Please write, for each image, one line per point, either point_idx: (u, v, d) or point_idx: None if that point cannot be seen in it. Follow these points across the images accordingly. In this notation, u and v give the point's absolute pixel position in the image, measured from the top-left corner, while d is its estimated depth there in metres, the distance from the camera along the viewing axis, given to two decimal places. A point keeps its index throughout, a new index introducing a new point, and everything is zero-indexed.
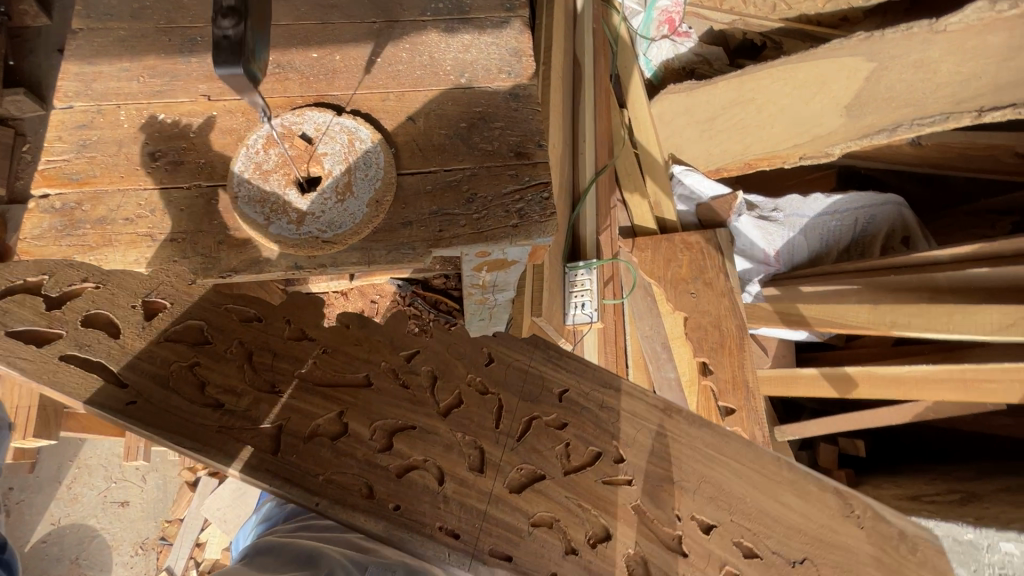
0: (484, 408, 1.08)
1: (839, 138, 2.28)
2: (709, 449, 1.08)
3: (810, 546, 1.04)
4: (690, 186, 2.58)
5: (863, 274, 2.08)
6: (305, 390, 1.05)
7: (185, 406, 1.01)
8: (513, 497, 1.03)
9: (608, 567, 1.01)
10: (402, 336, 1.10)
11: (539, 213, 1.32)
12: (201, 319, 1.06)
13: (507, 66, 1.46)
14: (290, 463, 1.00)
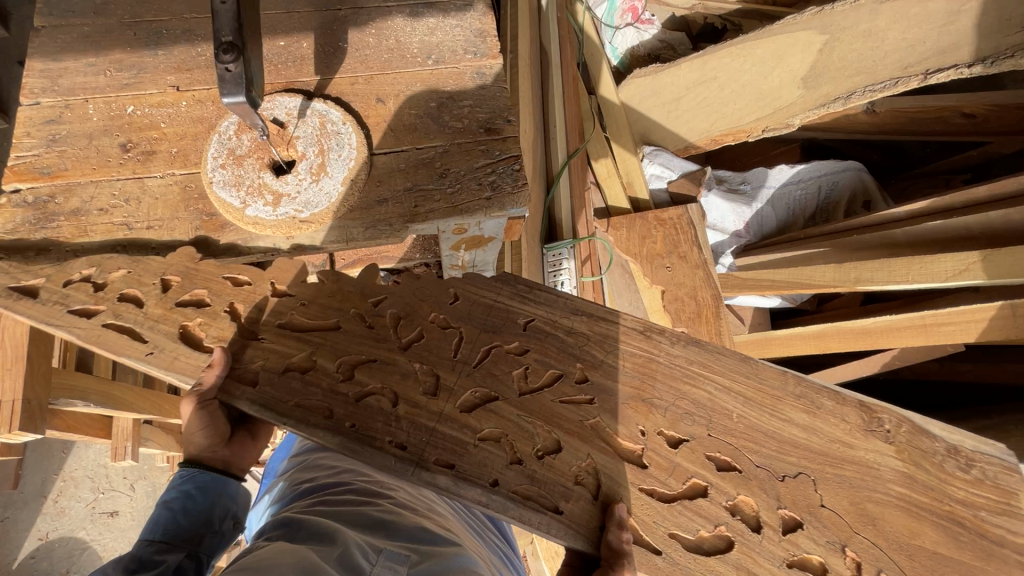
0: (442, 341, 1.22)
1: (799, 109, 2.33)
2: (693, 366, 1.22)
3: (797, 455, 1.16)
4: (661, 165, 2.63)
5: (828, 237, 2.15)
6: (291, 333, 1.21)
7: (188, 354, 1.18)
8: (464, 415, 1.16)
9: (554, 475, 1.13)
10: (370, 284, 1.25)
11: (511, 185, 1.36)
12: (190, 285, 1.22)
13: (472, 47, 1.50)
14: (265, 394, 1.16)
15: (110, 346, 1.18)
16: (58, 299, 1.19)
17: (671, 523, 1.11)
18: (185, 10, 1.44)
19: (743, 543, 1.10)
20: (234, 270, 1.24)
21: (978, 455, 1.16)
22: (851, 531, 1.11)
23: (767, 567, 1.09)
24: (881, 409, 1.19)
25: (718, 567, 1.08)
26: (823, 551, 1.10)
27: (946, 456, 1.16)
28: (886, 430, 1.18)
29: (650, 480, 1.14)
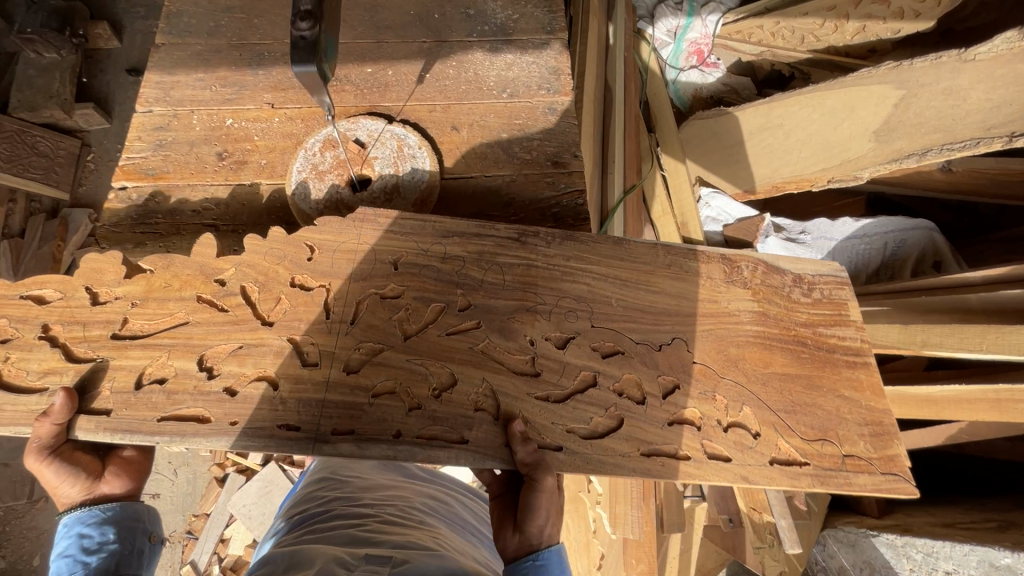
0: (312, 302, 1.19)
1: (869, 162, 2.23)
2: (570, 262, 1.25)
3: (669, 325, 1.24)
4: (718, 209, 2.63)
5: (893, 295, 2.06)
6: (134, 340, 1.15)
7: (14, 397, 1.12)
8: (353, 378, 1.15)
9: (452, 409, 1.15)
10: (208, 261, 1.21)
11: (573, 220, 1.41)
12: (1, 315, 1.16)
13: (546, 83, 1.56)
14: (128, 419, 1.11)
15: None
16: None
17: (570, 414, 1.16)
18: (286, 35, 1.57)
19: (630, 416, 1.17)
20: (36, 287, 1.18)
21: (822, 279, 1.32)
22: (721, 381, 1.22)
23: (654, 432, 1.17)
24: (738, 258, 1.31)
25: (614, 444, 1.15)
26: (699, 407, 1.20)
27: (792, 286, 1.31)
28: (744, 276, 1.30)
29: (544, 385, 1.18)
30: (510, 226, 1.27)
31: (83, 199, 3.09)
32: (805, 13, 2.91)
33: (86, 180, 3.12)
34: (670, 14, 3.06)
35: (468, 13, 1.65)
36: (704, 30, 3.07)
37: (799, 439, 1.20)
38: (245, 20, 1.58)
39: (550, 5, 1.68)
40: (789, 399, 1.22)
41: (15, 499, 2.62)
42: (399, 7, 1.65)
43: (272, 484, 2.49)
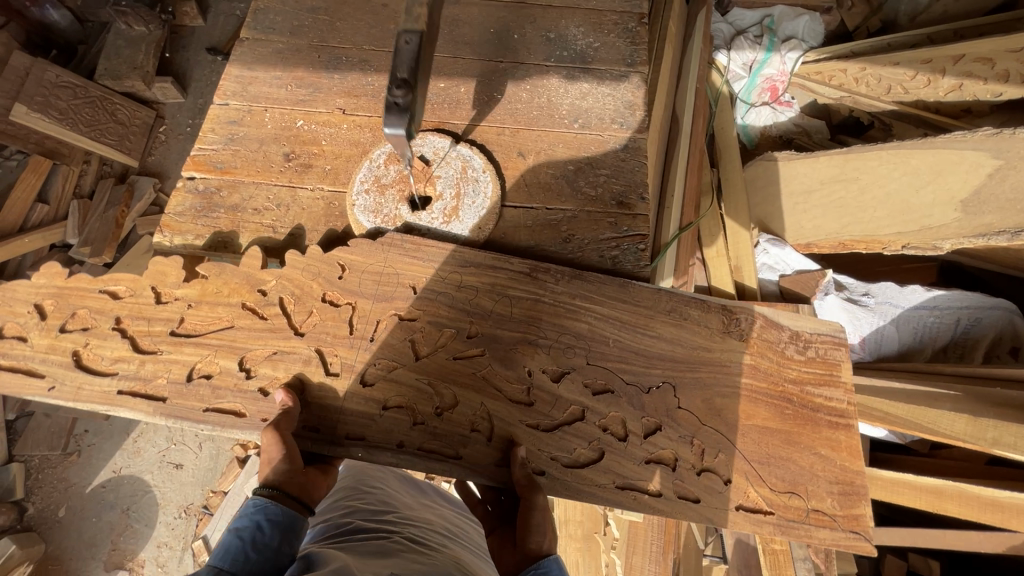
0: (337, 315, 1.29)
1: (952, 233, 2.08)
2: (578, 300, 1.29)
3: (661, 368, 1.29)
4: (775, 256, 2.48)
5: (962, 380, 1.92)
6: (188, 339, 1.30)
7: (89, 377, 1.29)
8: (367, 391, 1.27)
9: (452, 428, 1.25)
10: (256, 274, 1.31)
11: (632, 263, 1.35)
12: (70, 305, 1.32)
13: (620, 118, 1.51)
14: (177, 407, 1.27)
15: (14, 385, 1.29)
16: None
17: (556, 444, 1.25)
18: (365, 42, 1.57)
19: (611, 449, 1.25)
20: (108, 283, 1.33)
21: (816, 337, 1.33)
22: (699, 425, 1.27)
23: (630, 466, 1.25)
24: (739, 310, 1.32)
25: (594, 475, 1.24)
26: (675, 445, 1.26)
27: (786, 342, 1.32)
28: (741, 330, 1.32)
29: (536, 414, 1.26)
30: (525, 260, 1.31)
31: (152, 167, 3.22)
32: (896, 62, 2.72)
33: (156, 150, 3.26)
34: (748, 47, 2.95)
35: (548, 37, 1.61)
36: (783, 67, 2.96)
37: (768, 490, 1.25)
38: (328, 23, 1.59)
39: (634, 37, 1.62)
40: (755, 456, 1.26)
41: (50, 450, 2.71)
42: (480, 24, 1.62)
43: None
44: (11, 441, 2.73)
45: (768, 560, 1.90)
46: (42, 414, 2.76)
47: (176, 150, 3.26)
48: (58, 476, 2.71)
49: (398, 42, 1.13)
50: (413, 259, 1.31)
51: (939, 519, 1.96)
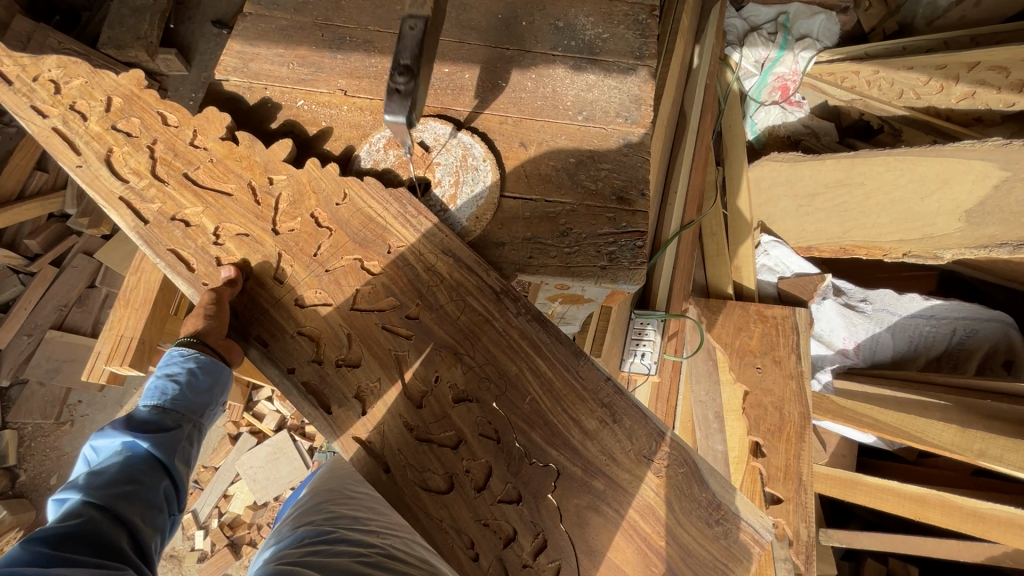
0: (311, 236, 1.38)
1: (954, 243, 2.09)
2: (520, 342, 1.30)
3: (561, 452, 1.25)
4: (775, 258, 2.50)
5: (952, 391, 1.91)
6: (191, 187, 1.41)
7: (108, 176, 1.42)
8: (297, 310, 1.37)
9: (342, 381, 1.33)
10: (276, 161, 1.39)
11: (629, 261, 1.32)
12: (127, 112, 1.44)
13: (625, 112, 1.49)
14: (152, 233, 1.40)
15: (54, 148, 1.43)
16: (26, 91, 1.45)
17: (414, 456, 1.27)
18: (370, 22, 1.54)
19: (460, 491, 1.25)
20: (166, 109, 1.44)
21: (738, 521, 1.24)
22: (557, 523, 1.23)
23: (465, 518, 1.23)
24: (671, 444, 1.26)
25: (431, 503, 1.24)
26: (521, 528, 1.23)
27: (703, 504, 1.25)
28: (662, 464, 1.25)
29: (417, 418, 1.29)
30: (501, 278, 1.31)
31: None
32: (910, 67, 2.69)
33: None
34: (761, 44, 2.91)
35: (557, 25, 1.58)
36: (795, 66, 2.94)
37: None
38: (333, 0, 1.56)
39: (644, 29, 1.59)
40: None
41: (43, 418, 2.70)
42: (488, 9, 1.59)
43: (282, 453, 2.55)
44: (3, 409, 2.71)
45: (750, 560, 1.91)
46: (36, 382, 2.72)
47: None
48: (50, 445, 2.72)
49: (403, 26, 1.12)
50: (406, 224, 1.35)
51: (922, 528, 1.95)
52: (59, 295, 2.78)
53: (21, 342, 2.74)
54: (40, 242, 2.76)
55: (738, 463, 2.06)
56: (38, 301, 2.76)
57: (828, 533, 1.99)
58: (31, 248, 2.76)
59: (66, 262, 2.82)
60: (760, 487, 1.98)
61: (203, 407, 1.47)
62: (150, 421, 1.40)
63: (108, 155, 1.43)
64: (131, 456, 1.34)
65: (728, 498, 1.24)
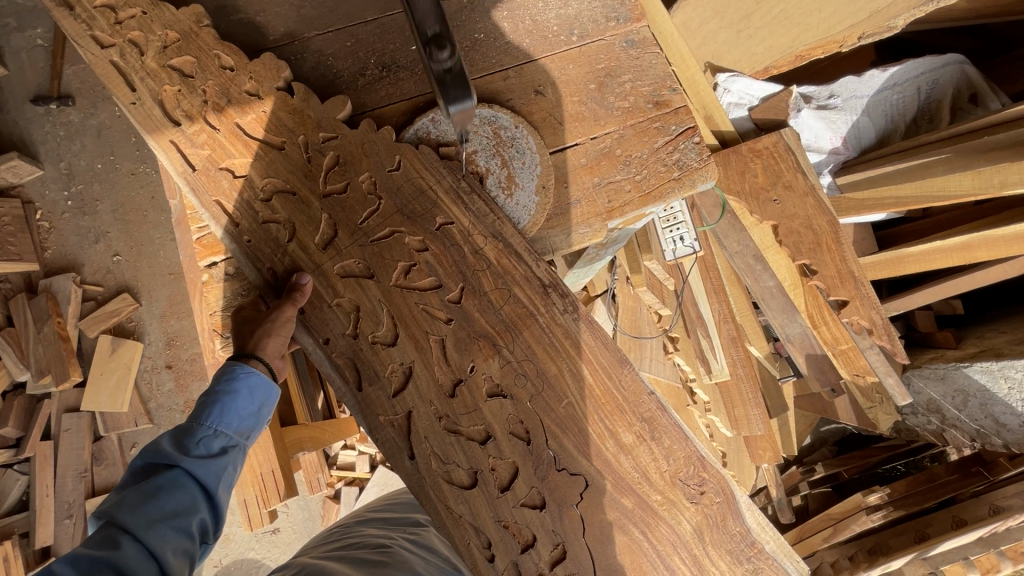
0: (359, 202, 1.25)
1: (902, 9, 2.22)
2: (559, 340, 1.26)
3: (591, 459, 1.25)
4: (738, 92, 2.39)
5: (950, 142, 2.07)
6: (243, 135, 1.24)
7: (161, 111, 1.22)
8: (338, 279, 1.25)
9: (375, 359, 1.25)
10: (332, 119, 1.24)
11: (696, 159, 1.29)
12: (186, 50, 1.22)
13: (613, 12, 1.36)
14: (199, 180, 1.24)
15: (108, 79, 1.22)
16: (86, 17, 1.21)
17: (441, 446, 1.24)
18: (302, 27, 1.31)
19: (483, 488, 1.24)
20: (227, 50, 1.23)
21: (771, 562, 1.28)
22: (578, 535, 1.25)
23: (485, 516, 1.24)
24: (711, 472, 1.27)
25: (452, 495, 1.24)
26: (540, 532, 1.24)
27: (737, 539, 1.28)
28: (699, 493, 1.27)
29: (449, 408, 1.25)
30: (550, 268, 1.25)
31: (55, 262, 2.73)
32: None
33: (49, 241, 2.74)
34: None
35: None
36: None
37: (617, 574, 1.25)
38: (247, 20, 1.31)
39: None
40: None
41: None
42: None
43: (389, 485, 2.72)
44: None
45: (841, 359, 2.26)
46: None
47: (74, 232, 2.76)
48: None
49: None
50: (459, 201, 1.25)
51: (936, 275, 2.29)
52: (72, 465, 2.64)
53: (67, 526, 2.62)
54: (15, 424, 2.55)
55: (795, 287, 2.22)
56: (55, 480, 2.61)
57: (887, 306, 2.26)
58: (9, 434, 2.57)
59: (56, 429, 2.62)
60: (823, 299, 2.18)
61: (250, 427, 1.23)
62: (194, 440, 1.16)
63: (160, 93, 1.22)
64: (167, 479, 1.13)
65: (766, 538, 1.28)
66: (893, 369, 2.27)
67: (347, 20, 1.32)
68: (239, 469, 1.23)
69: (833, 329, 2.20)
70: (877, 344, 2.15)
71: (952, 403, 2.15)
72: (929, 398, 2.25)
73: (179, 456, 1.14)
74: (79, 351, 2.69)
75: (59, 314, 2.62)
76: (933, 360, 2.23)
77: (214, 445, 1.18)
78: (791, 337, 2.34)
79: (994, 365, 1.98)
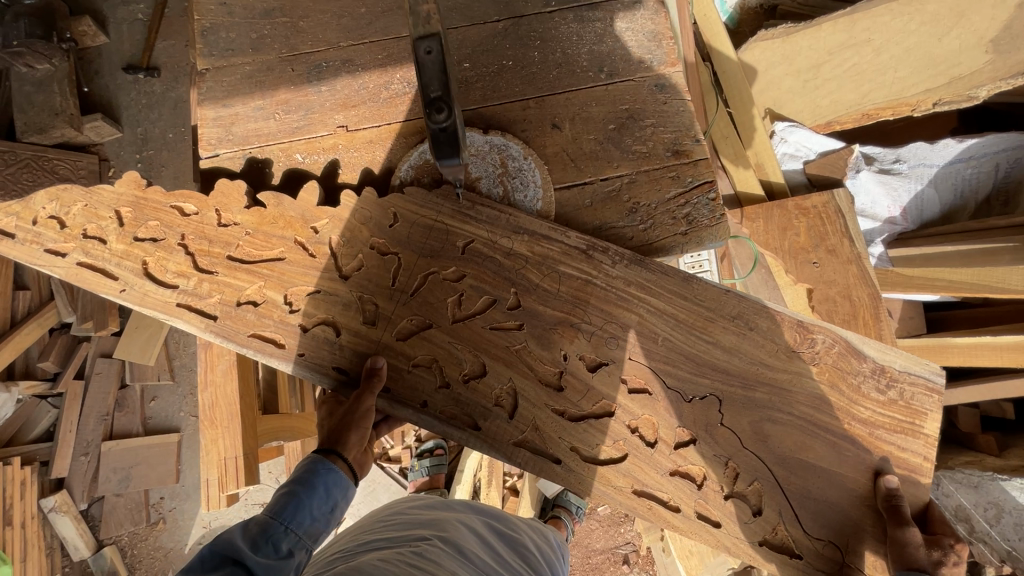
0: (380, 265, 1.27)
1: (987, 78, 2.05)
2: (629, 289, 1.22)
3: (710, 379, 1.21)
4: (795, 143, 2.24)
5: (1016, 229, 1.88)
6: (241, 265, 1.29)
7: (155, 286, 1.30)
8: (401, 345, 1.26)
9: (477, 397, 1.25)
10: (312, 207, 1.28)
11: (708, 216, 1.24)
12: (147, 218, 1.31)
13: (647, 53, 1.32)
14: (226, 326, 1.28)
15: (88, 281, 1.30)
16: (35, 236, 1.31)
17: (578, 435, 1.23)
18: (339, 37, 1.36)
19: (637, 453, 1.23)
20: (179, 199, 1.30)
21: (907, 378, 1.20)
22: (739, 446, 1.21)
23: (654, 477, 1.22)
24: (816, 329, 1.21)
25: (612, 473, 1.22)
26: (706, 463, 1.22)
27: (868, 376, 1.20)
28: (815, 352, 1.21)
29: (565, 401, 1.24)
30: (580, 235, 1.24)
31: None
32: None
33: None
34: None
35: None
36: None
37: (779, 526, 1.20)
38: (290, 24, 1.37)
39: None
40: (793, 489, 1.19)
41: (135, 525, 2.88)
42: None
43: (376, 483, 2.71)
44: (94, 527, 2.86)
45: None
46: (113, 494, 2.85)
47: None
48: (157, 545, 2.90)
49: (416, 54, 0.92)
50: (466, 220, 1.26)
51: (983, 372, 2.08)
52: (97, 407, 2.85)
53: (82, 463, 2.83)
54: (54, 361, 2.77)
55: None
56: (79, 419, 2.83)
57: None
58: (48, 369, 2.79)
59: (89, 371, 2.84)
60: None
61: (320, 531, 1.07)
62: (266, 537, 0.98)
63: (145, 265, 1.30)
64: None
65: (892, 359, 1.19)
66: None
67: (382, 34, 1.35)
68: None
69: None
70: None
71: (983, 516, 1.90)
72: (959, 505, 1.99)
73: (248, 551, 0.93)
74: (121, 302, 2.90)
75: None
76: (970, 466, 2.01)
77: (283, 546, 0.98)
78: None
79: None
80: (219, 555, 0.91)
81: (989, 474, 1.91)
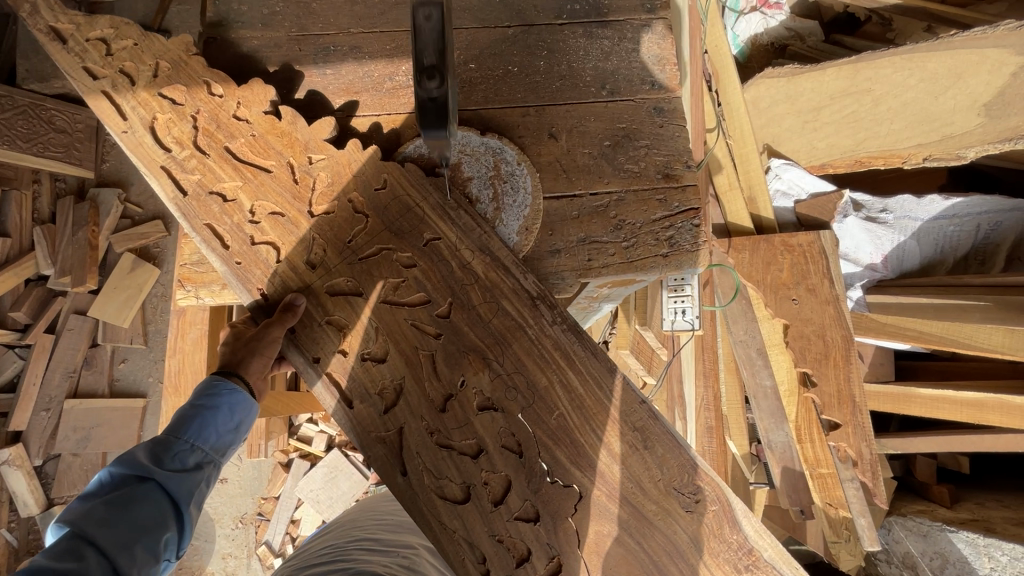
0: (347, 219, 1.27)
1: (976, 140, 2.05)
2: (552, 352, 1.21)
3: (585, 473, 1.17)
4: (789, 181, 2.29)
5: (989, 290, 1.93)
6: (232, 160, 1.29)
7: (150, 141, 1.29)
8: (328, 299, 1.26)
9: (366, 377, 1.23)
10: (318, 141, 1.28)
11: (689, 242, 1.26)
12: (176, 79, 1.30)
13: (650, 76, 1.35)
14: (190, 206, 1.28)
15: (101, 111, 1.30)
16: (78, 51, 1.30)
17: (434, 461, 1.19)
18: (351, 23, 1.37)
19: (478, 502, 1.18)
20: (213, 77, 1.30)
21: (767, 570, 1.15)
22: (575, 547, 1.16)
23: (479, 531, 1.17)
24: (707, 480, 1.17)
25: (446, 511, 1.18)
26: (534, 546, 1.17)
27: (732, 548, 1.16)
28: (695, 499, 1.17)
29: (440, 423, 1.21)
30: (537, 282, 1.23)
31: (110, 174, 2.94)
32: None
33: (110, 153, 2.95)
34: None
35: None
36: None
37: None
38: (303, 4, 1.38)
39: None
40: None
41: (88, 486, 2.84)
42: None
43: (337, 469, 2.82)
44: (45, 484, 2.81)
45: (817, 484, 2.12)
46: (69, 453, 2.82)
47: None
48: None
49: (414, 18, 0.92)
50: (444, 216, 1.26)
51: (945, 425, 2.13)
52: (64, 363, 2.82)
53: (41, 418, 2.78)
54: (26, 311, 2.74)
55: (790, 396, 2.10)
56: (45, 372, 2.79)
57: (884, 441, 2.14)
58: (19, 318, 2.75)
59: (61, 326, 2.81)
60: (815, 415, 2.06)
61: (228, 445, 1.19)
62: (170, 453, 1.12)
63: (152, 121, 1.29)
64: (137, 492, 1.06)
65: (763, 545, 1.14)
66: (872, 511, 2.12)
67: (394, 25, 1.37)
68: (209, 489, 1.18)
69: (817, 449, 2.07)
70: (859, 478, 2.04)
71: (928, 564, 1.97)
72: (906, 551, 2.07)
73: (155, 469, 1.09)
74: (103, 261, 2.87)
75: (94, 225, 2.79)
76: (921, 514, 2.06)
77: (189, 460, 1.14)
78: (772, 445, 2.17)
79: (980, 540, 1.85)
80: (128, 471, 1.08)
81: (939, 524, 1.96)
